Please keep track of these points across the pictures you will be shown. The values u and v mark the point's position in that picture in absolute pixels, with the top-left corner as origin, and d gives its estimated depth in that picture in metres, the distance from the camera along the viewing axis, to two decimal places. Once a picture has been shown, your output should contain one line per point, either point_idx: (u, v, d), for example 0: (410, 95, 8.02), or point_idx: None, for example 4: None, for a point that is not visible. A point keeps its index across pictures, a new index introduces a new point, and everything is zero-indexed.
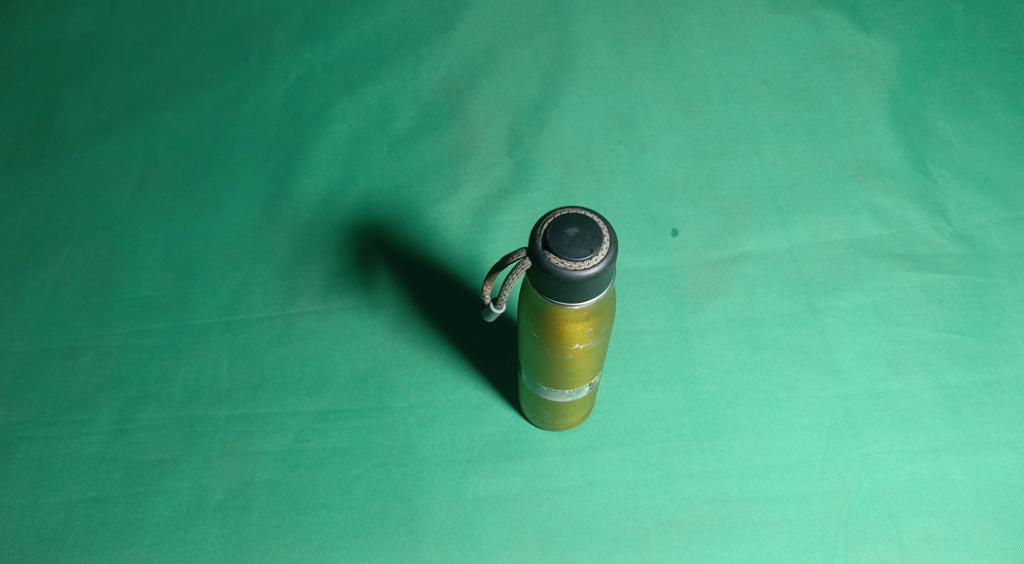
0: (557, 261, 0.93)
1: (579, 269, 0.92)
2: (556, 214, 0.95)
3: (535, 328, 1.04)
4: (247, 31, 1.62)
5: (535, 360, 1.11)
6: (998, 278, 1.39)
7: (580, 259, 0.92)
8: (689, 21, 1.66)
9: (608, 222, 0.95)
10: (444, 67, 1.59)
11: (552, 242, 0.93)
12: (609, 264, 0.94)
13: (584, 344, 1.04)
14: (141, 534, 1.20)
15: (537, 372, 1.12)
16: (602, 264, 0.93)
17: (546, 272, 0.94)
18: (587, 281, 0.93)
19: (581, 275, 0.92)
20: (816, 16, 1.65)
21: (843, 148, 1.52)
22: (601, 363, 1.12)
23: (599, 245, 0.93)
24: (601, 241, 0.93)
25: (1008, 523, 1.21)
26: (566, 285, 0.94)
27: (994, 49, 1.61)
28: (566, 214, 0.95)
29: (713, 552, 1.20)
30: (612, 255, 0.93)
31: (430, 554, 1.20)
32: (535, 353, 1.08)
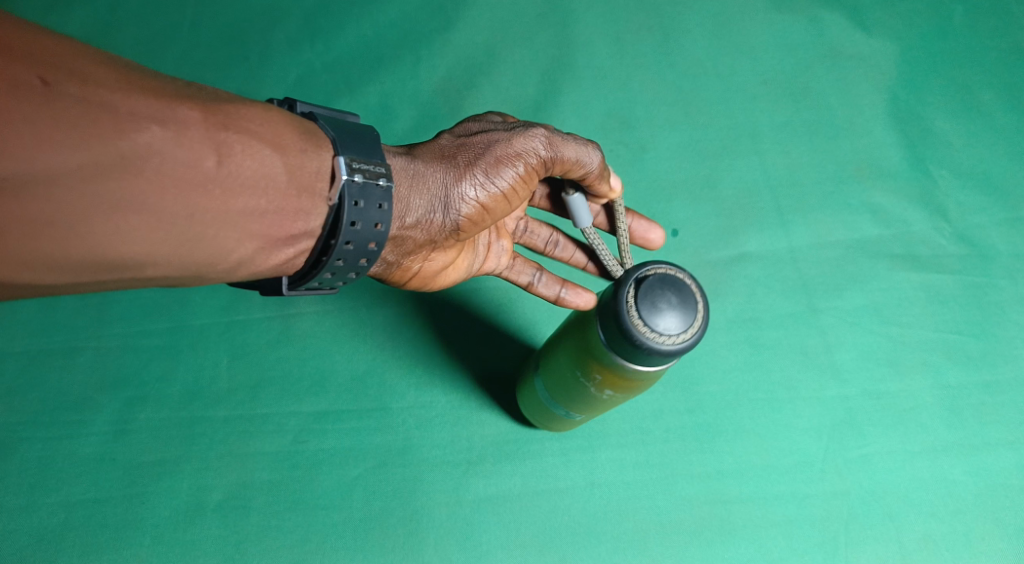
0: (653, 333, 0.96)
1: (674, 343, 0.97)
2: (653, 278, 0.98)
3: (599, 378, 1.05)
4: (247, 31, 1.62)
5: (576, 394, 1.11)
6: (998, 278, 1.39)
7: (679, 335, 0.96)
8: (690, 19, 1.60)
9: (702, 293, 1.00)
10: (444, 68, 1.57)
11: (649, 300, 0.97)
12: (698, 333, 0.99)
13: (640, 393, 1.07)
14: (141, 535, 1.24)
15: (574, 403, 1.13)
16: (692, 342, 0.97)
17: (621, 329, 0.97)
18: (675, 354, 0.98)
19: (674, 349, 0.97)
20: (816, 15, 1.60)
21: (843, 149, 1.50)
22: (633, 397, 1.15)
23: (695, 310, 0.98)
24: (696, 314, 0.98)
25: (1009, 524, 1.24)
26: (655, 356, 0.97)
27: (993, 50, 1.57)
28: (663, 279, 0.98)
29: (713, 553, 1.23)
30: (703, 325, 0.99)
31: (430, 553, 1.23)
32: (585, 392, 1.09)
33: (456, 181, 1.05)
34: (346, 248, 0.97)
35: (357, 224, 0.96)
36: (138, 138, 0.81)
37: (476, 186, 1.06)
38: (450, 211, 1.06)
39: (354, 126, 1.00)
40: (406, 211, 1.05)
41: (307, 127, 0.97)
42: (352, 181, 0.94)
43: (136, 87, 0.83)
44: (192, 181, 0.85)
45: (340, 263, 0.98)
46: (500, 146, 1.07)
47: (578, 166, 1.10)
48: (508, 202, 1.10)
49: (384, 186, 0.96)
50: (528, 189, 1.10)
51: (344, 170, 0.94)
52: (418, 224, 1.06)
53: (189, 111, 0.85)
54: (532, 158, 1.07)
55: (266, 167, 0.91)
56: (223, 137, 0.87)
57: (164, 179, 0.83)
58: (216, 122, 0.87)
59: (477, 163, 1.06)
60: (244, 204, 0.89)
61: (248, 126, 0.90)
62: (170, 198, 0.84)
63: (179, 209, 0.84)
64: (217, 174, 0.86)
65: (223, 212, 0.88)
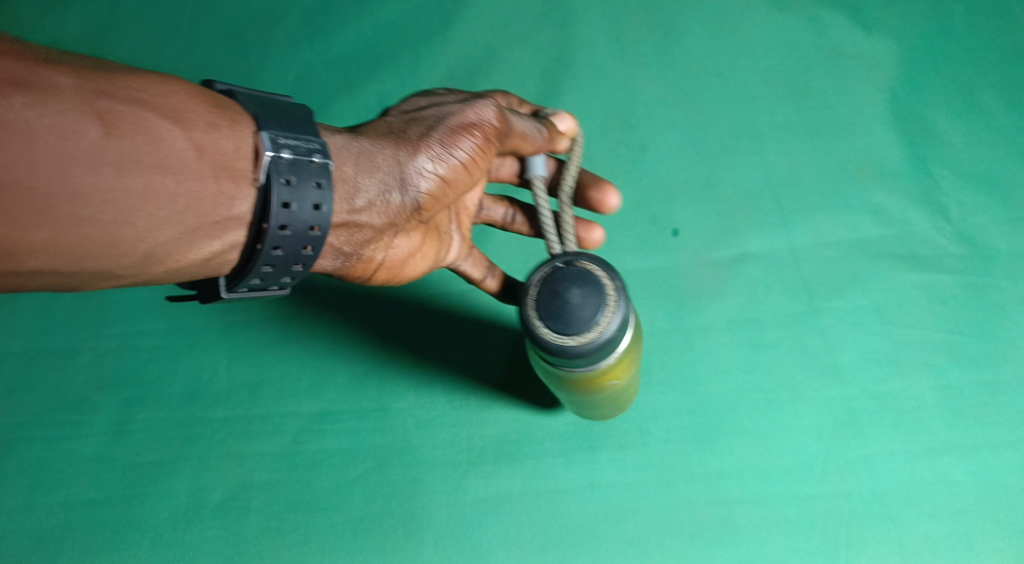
0: (577, 338, 0.96)
1: (602, 335, 0.96)
2: (555, 284, 0.97)
3: (576, 388, 1.07)
4: (247, 31, 1.61)
5: (582, 401, 1.15)
6: (999, 278, 1.38)
7: (599, 327, 0.96)
8: (690, 18, 1.57)
9: (616, 277, 0.99)
10: (444, 68, 1.57)
11: (561, 307, 0.96)
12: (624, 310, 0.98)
13: (620, 379, 1.07)
14: (140, 535, 1.25)
15: (585, 406, 1.17)
16: (617, 330, 0.97)
17: (535, 335, 0.97)
18: (611, 341, 0.97)
19: (605, 338, 0.96)
20: (816, 14, 1.56)
21: (843, 148, 1.47)
22: (635, 375, 1.16)
23: (605, 295, 0.97)
24: (609, 304, 0.97)
25: (1009, 524, 1.24)
26: (594, 354, 0.97)
27: (994, 50, 1.51)
28: (563, 280, 0.97)
29: (713, 553, 1.24)
30: (623, 301, 0.98)
31: (430, 553, 1.24)
32: (584, 398, 1.12)
33: (410, 155, 1.06)
34: (283, 233, 0.96)
35: (298, 203, 0.96)
36: (8, 104, 0.81)
37: (432, 159, 1.06)
38: (405, 189, 1.07)
39: (283, 106, 1.00)
40: (359, 189, 1.05)
41: (228, 108, 0.97)
42: (279, 158, 0.95)
43: (19, 60, 0.84)
44: (74, 153, 0.84)
45: (278, 251, 0.98)
46: (449, 118, 1.08)
47: (526, 137, 1.13)
48: (465, 177, 1.11)
49: (319, 162, 0.97)
50: (484, 164, 1.11)
51: (269, 147, 0.94)
52: (373, 206, 1.07)
53: (61, 76, 0.85)
54: (487, 128, 1.07)
55: (166, 141, 0.90)
56: (107, 105, 0.87)
57: (44, 149, 0.82)
58: (108, 97, 0.87)
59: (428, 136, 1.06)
60: (142, 182, 0.88)
61: (151, 103, 0.90)
62: (53, 169, 0.83)
63: (62, 179, 0.83)
64: (105, 144, 0.86)
65: (117, 187, 0.86)
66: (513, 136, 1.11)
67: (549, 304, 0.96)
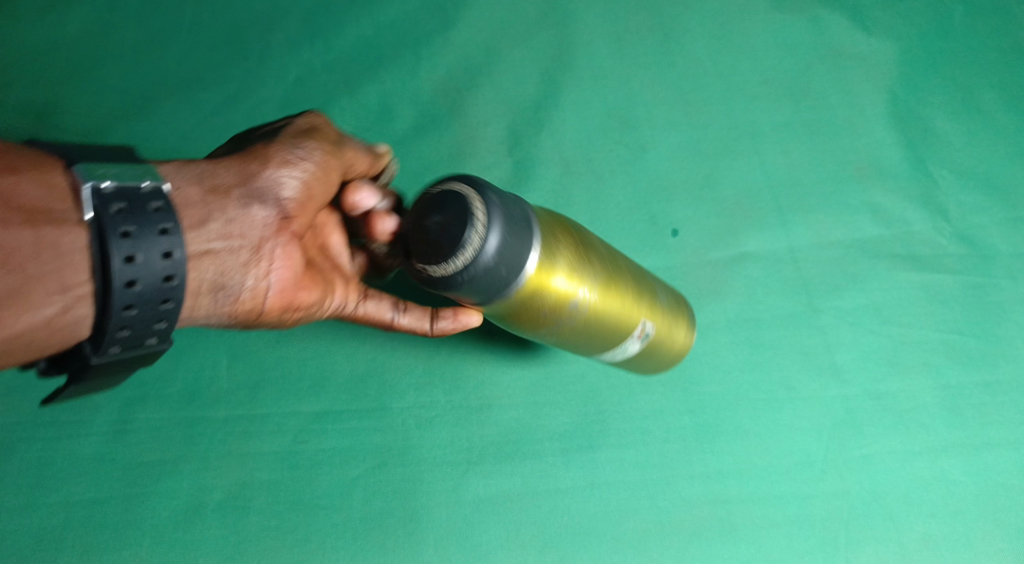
0: (462, 261, 0.90)
1: (484, 246, 0.90)
2: (415, 221, 0.93)
3: (547, 323, 1.03)
4: (247, 29, 1.51)
5: (593, 343, 1.11)
6: (998, 278, 1.39)
7: (472, 241, 0.90)
8: (690, 18, 1.53)
9: (482, 190, 0.92)
10: (444, 67, 1.49)
11: (432, 240, 0.91)
12: (495, 210, 0.92)
13: (578, 292, 1.02)
14: (141, 534, 1.25)
15: (599, 346, 1.12)
16: (494, 246, 0.90)
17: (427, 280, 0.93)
18: (500, 248, 0.91)
19: (489, 248, 0.90)
20: (816, 15, 1.53)
21: (844, 148, 1.47)
22: (619, 284, 1.09)
23: (467, 204, 0.91)
24: (476, 218, 0.90)
25: (1008, 523, 1.26)
26: (493, 268, 0.91)
27: (993, 50, 1.51)
28: (421, 211, 0.92)
29: (713, 553, 1.25)
30: (487, 202, 0.92)
31: (430, 553, 1.24)
32: (584, 336, 1.08)
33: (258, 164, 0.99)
34: (128, 269, 0.85)
35: (140, 227, 0.86)
36: None
37: (289, 168, 0.99)
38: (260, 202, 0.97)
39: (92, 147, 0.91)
40: (208, 206, 0.95)
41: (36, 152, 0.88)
42: (102, 187, 0.86)
43: None
44: None
45: (129, 290, 0.86)
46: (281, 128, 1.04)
47: (360, 155, 1.11)
48: (325, 185, 1.04)
49: (151, 186, 0.88)
50: (333, 170, 1.05)
51: (88, 178, 0.86)
52: (234, 226, 0.96)
53: None
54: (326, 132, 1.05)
55: None
56: None
57: None
58: None
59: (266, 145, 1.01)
60: None
61: None
62: None
63: None
64: None
65: None
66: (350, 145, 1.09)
67: (420, 246, 0.93)
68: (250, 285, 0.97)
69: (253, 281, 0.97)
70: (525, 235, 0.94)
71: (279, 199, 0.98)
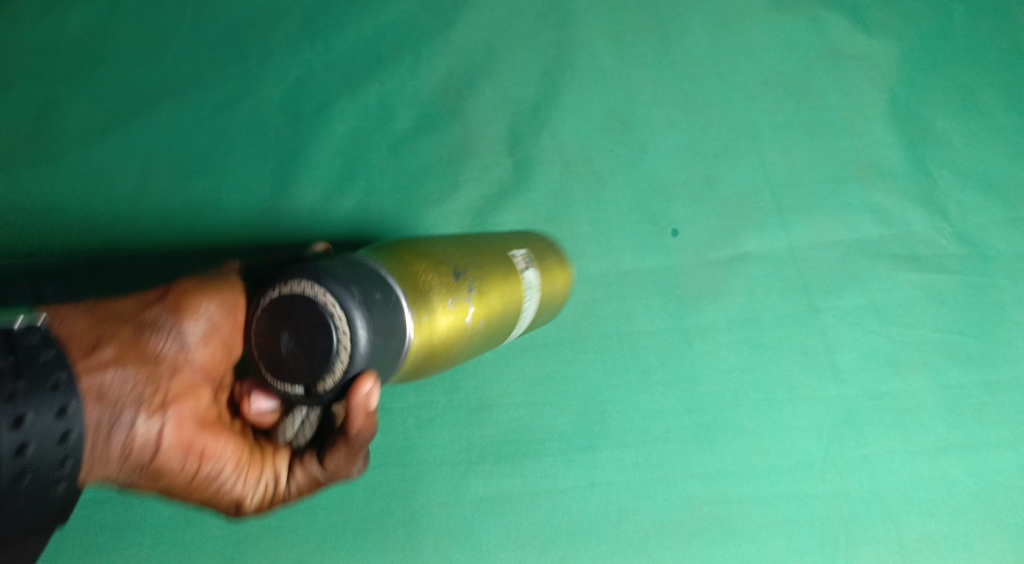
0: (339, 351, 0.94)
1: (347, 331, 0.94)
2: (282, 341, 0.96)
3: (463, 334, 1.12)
4: (247, 28, 1.51)
5: (504, 324, 1.21)
6: (998, 278, 1.39)
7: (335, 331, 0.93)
8: (691, 18, 1.53)
9: (318, 276, 0.95)
10: (444, 66, 1.49)
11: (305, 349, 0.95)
12: (335, 295, 0.95)
13: (462, 297, 1.11)
14: (141, 534, 1.25)
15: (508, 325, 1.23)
16: (364, 331, 0.94)
17: (325, 395, 0.96)
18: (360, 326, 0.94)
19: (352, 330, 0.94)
20: (816, 15, 1.53)
21: (844, 148, 1.47)
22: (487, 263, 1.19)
23: (318, 309, 0.94)
24: (327, 308, 0.94)
25: (1008, 523, 1.26)
26: (365, 344, 0.95)
27: (993, 50, 1.50)
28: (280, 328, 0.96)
29: (713, 553, 1.25)
30: (320, 294, 0.95)
31: (430, 553, 1.25)
32: (496, 323, 1.18)
33: (156, 310, 1.02)
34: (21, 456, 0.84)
35: (26, 383, 0.85)
36: None
37: (186, 332, 1.02)
38: (154, 342, 0.99)
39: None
40: (99, 339, 0.95)
41: None
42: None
43: None
44: None
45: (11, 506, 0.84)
46: (183, 283, 1.07)
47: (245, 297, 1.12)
48: (223, 347, 1.06)
49: (41, 353, 0.87)
50: (231, 364, 1.08)
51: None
52: (121, 405, 0.93)
53: None
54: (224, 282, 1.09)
55: None
56: None
57: None
58: None
59: (168, 298, 1.04)
60: None
61: None
62: None
63: None
64: None
65: None
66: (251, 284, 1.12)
67: (285, 365, 0.96)
68: (138, 430, 0.94)
69: (142, 426, 0.95)
70: (379, 289, 0.99)
71: (176, 335, 1.01)
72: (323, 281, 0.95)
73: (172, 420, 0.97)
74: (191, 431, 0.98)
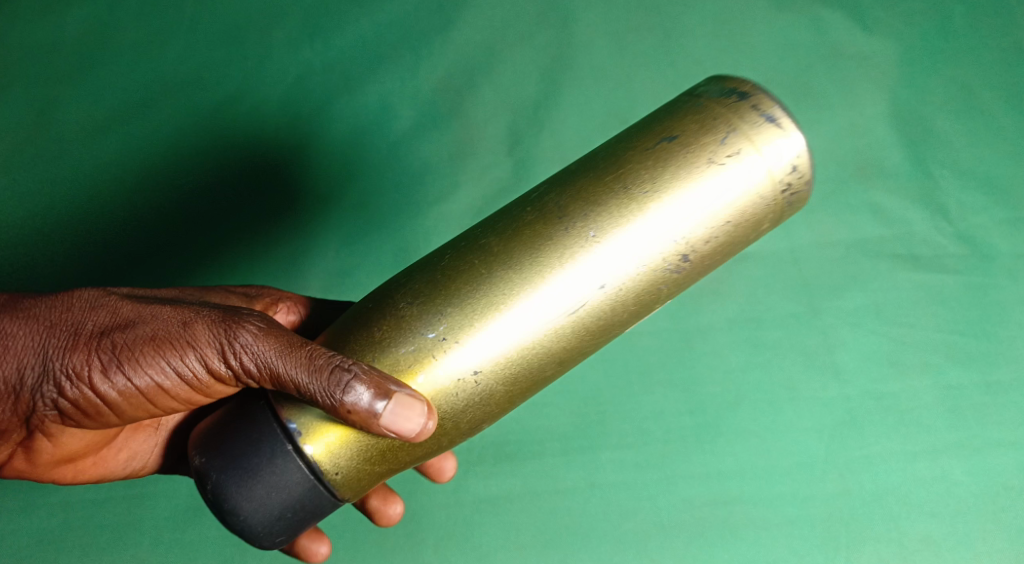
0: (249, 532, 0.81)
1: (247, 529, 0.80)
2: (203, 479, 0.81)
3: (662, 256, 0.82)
4: (244, 28, 1.44)
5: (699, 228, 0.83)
6: (999, 278, 1.39)
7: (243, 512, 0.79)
8: (692, 17, 1.46)
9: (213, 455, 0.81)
10: (443, 66, 1.45)
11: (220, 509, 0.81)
12: (229, 470, 0.80)
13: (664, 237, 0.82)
14: (142, 533, 1.28)
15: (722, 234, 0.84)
16: (264, 531, 0.80)
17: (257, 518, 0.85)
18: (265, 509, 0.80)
19: (256, 534, 0.80)
20: (817, 14, 1.46)
21: (845, 147, 1.45)
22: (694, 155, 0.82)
23: (216, 488, 0.80)
24: (242, 510, 0.79)
25: (1008, 524, 1.26)
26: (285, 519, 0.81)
27: (992, 51, 1.47)
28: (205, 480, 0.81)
29: (713, 553, 1.25)
30: (222, 467, 0.80)
31: (430, 554, 1.26)
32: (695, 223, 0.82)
33: (59, 361, 0.87)
34: None
35: None
36: None
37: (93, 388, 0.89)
38: (35, 398, 0.90)
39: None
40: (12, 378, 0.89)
41: None
42: None
43: None
44: None
45: None
46: (121, 336, 0.86)
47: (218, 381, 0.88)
48: (126, 407, 0.91)
49: None
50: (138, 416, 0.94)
51: None
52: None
53: None
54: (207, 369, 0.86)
55: None
56: None
57: None
58: None
59: (84, 351, 0.87)
60: None
61: None
62: None
63: None
64: None
65: None
66: (209, 356, 0.85)
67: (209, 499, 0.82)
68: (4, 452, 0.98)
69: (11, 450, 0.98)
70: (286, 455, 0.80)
71: (58, 396, 0.90)
72: (222, 495, 0.80)
73: (43, 457, 1.00)
74: (67, 472, 1.06)
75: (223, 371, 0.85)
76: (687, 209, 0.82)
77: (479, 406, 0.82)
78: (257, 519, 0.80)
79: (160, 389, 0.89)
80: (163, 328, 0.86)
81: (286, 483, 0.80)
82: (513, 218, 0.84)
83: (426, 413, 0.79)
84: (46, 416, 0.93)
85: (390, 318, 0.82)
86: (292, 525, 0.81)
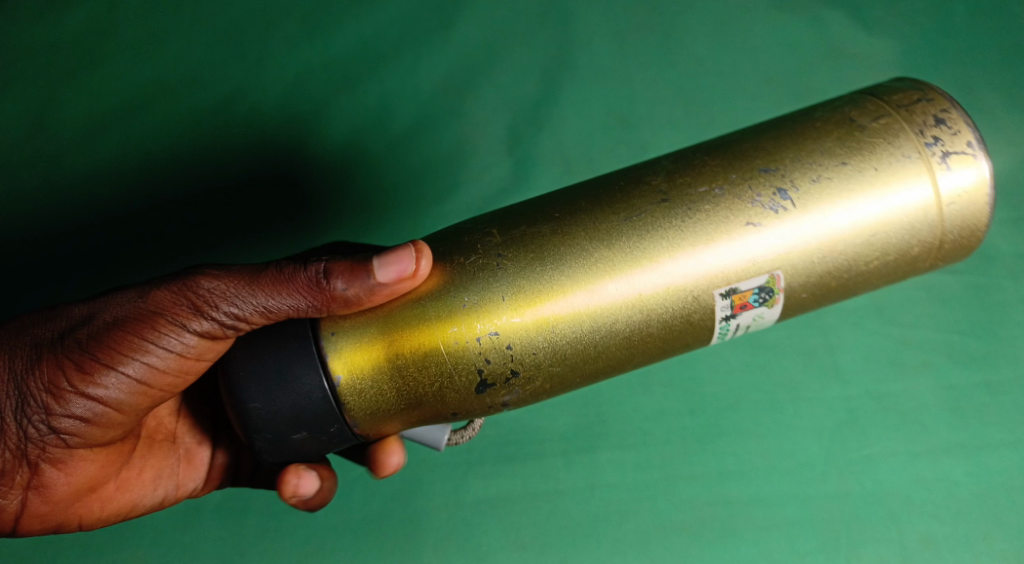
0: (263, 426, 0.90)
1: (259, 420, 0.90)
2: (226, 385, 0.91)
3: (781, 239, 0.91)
4: (242, 27, 1.42)
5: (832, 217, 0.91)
6: (1000, 279, 1.38)
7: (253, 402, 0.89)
8: (691, 18, 1.46)
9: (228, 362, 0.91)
10: (444, 66, 1.45)
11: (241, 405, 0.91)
12: (243, 369, 0.90)
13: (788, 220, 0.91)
14: (140, 534, 1.27)
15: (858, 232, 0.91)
16: (271, 422, 0.90)
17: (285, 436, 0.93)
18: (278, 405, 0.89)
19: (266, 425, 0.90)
20: (817, 14, 1.46)
21: None
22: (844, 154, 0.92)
23: (234, 382, 0.90)
24: (255, 401, 0.89)
25: (1011, 525, 1.25)
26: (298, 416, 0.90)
27: (994, 49, 1.45)
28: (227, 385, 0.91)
29: (713, 554, 1.24)
30: (238, 369, 0.90)
31: (430, 554, 1.26)
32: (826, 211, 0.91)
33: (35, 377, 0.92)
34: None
35: None
36: None
37: (85, 394, 0.93)
38: (28, 421, 0.93)
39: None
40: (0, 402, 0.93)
41: None
42: None
43: None
44: None
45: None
46: (85, 329, 0.92)
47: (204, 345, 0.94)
48: (130, 401, 0.95)
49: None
50: (140, 411, 0.98)
51: None
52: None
53: None
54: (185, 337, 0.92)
55: None
56: None
57: None
58: None
59: (57, 359, 0.92)
60: None
61: None
62: None
63: None
64: None
65: None
66: (182, 323, 0.92)
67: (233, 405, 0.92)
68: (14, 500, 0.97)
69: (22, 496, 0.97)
70: (297, 357, 0.90)
71: (51, 412, 0.93)
72: (239, 395, 0.90)
73: (59, 491, 0.99)
74: (93, 504, 1.03)
75: (203, 327, 0.92)
76: (797, 210, 0.90)
77: (567, 362, 0.92)
78: (268, 412, 0.89)
79: (152, 372, 0.94)
80: (131, 313, 0.92)
81: (297, 385, 0.89)
82: (643, 184, 0.93)
83: (415, 254, 0.89)
84: (48, 443, 0.95)
85: (492, 260, 0.91)
86: (301, 420, 0.90)
